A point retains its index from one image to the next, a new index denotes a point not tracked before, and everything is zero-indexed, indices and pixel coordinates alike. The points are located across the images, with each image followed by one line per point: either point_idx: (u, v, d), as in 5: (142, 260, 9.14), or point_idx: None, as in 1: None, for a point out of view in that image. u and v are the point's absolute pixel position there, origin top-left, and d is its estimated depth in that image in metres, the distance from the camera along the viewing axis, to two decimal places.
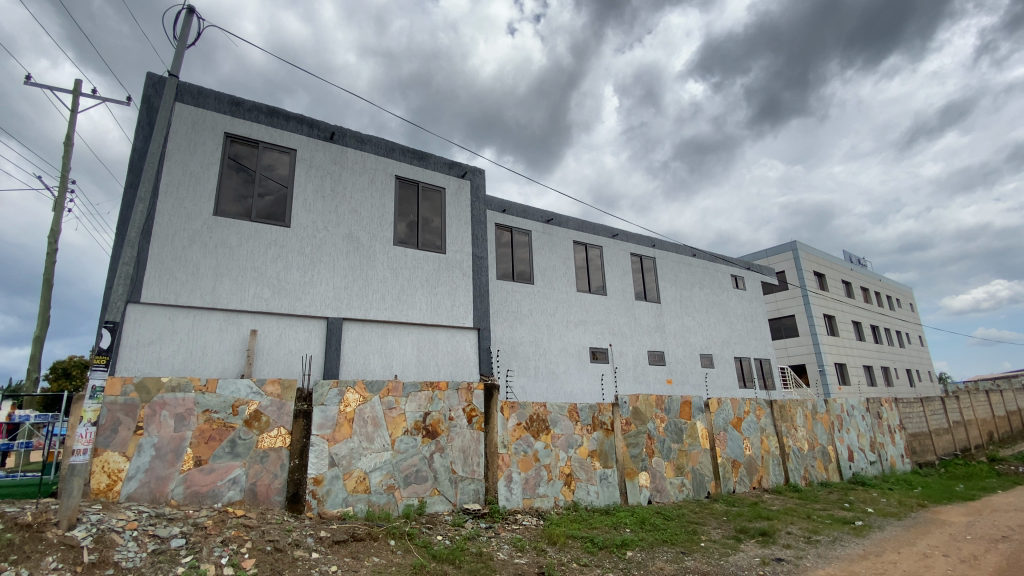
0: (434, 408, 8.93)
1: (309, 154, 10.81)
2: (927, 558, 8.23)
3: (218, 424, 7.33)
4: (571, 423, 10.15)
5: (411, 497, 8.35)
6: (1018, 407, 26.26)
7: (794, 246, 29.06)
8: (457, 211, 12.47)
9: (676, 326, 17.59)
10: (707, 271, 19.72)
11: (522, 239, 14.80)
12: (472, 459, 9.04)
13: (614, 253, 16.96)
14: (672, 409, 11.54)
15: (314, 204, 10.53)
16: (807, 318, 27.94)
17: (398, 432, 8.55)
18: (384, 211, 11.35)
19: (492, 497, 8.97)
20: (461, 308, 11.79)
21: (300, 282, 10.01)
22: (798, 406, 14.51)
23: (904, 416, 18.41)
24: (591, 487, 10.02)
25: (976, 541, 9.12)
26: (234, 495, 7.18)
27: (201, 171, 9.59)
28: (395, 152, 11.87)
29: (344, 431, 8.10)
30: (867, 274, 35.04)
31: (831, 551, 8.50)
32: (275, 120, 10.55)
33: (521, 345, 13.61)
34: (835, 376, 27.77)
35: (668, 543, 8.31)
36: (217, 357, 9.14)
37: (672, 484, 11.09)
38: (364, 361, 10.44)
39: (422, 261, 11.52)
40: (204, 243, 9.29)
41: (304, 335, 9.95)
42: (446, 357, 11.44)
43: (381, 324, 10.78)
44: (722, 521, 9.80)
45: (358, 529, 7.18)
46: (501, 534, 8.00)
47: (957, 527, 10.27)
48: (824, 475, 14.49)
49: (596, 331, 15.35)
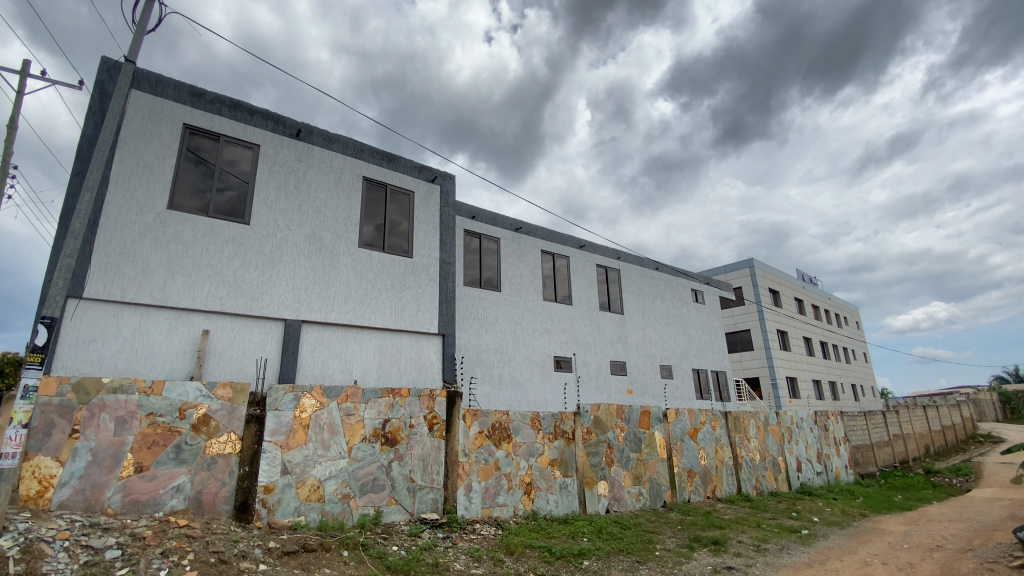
0: (394, 415, 8.76)
1: (273, 150, 10.50)
2: (867, 566, 8.63)
3: (162, 429, 6.96)
4: (533, 431, 10.16)
5: (366, 506, 8.14)
6: (951, 421, 27.94)
7: (751, 264, 30.19)
8: (426, 215, 12.36)
9: (638, 337, 17.93)
10: (669, 284, 20.24)
11: (490, 246, 14.80)
12: (431, 468, 8.91)
13: (580, 264, 17.18)
14: (631, 419, 11.73)
15: (276, 202, 10.23)
16: (761, 333, 29.02)
17: (355, 439, 8.33)
18: (350, 212, 11.13)
19: (449, 507, 8.85)
20: (425, 314, 11.65)
21: (258, 281, 9.68)
22: (751, 418, 15.00)
23: (848, 428, 19.33)
24: (551, 496, 10.03)
25: (913, 550, 9.62)
26: (177, 504, 6.83)
27: (156, 163, 9.16)
28: (363, 152, 11.67)
29: (298, 438, 7.83)
30: (818, 293, 36.73)
31: (779, 559, 8.79)
32: (238, 114, 10.21)
33: (486, 352, 13.54)
34: (787, 390, 28.90)
35: (624, 552, 8.41)
36: (164, 357, 8.70)
37: (630, 493, 11.23)
38: (322, 366, 10.15)
39: (387, 265, 11.34)
40: (156, 238, 8.87)
41: (260, 337, 9.61)
42: (408, 363, 11.24)
43: (342, 328, 10.52)
44: (676, 530, 9.99)
45: (309, 539, 6.93)
46: (458, 544, 7.90)
47: (895, 535, 10.83)
48: (773, 485, 15.00)
49: (560, 340, 15.47)
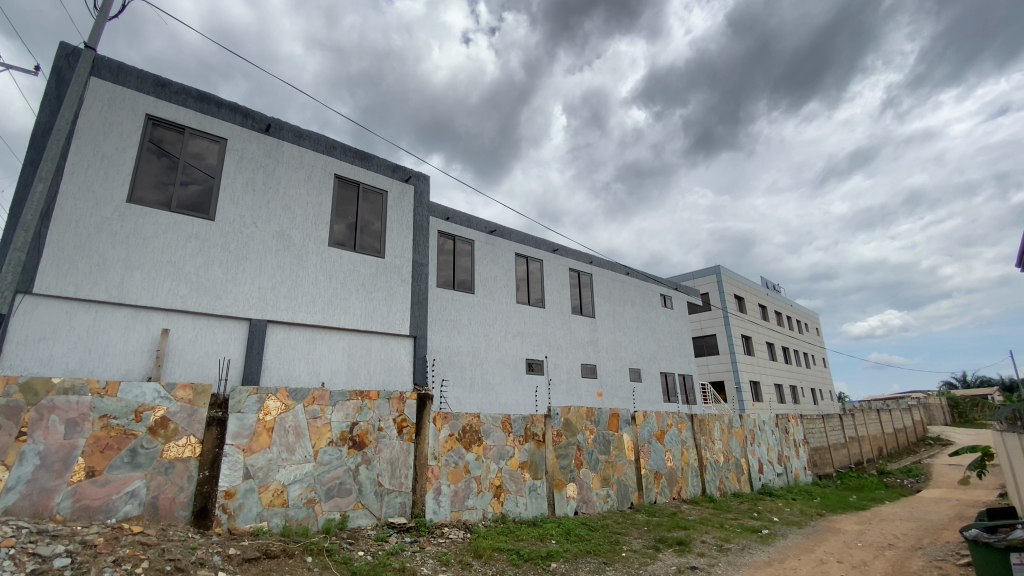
0: (363, 418, 8.63)
1: (240, 144, 10.22)
2: (823, 564, 8.94)
3: (117, 431, 6.67)
4: (504, 434, 10.17)
5: (332, 511, 7.97)
6: (903, 425, 29.29)
7: (717, 270, 31.01)
8: (399, 215, 12.22)
9: (608, 341, 18.17)
10: (639, 289, 20.60)
11: (463, 248, 14.75)
12: (399, 472, 8.79)
13: (553, 268, 17.31)
14: (601, 421, 11.88)
15: (242, 198, 9.96)
16: (727, 338, 29.82)
17: (321, 442, 8.16)
18: (321, 210, 10.92)
19: (418, 511, 8.76)
20: (396, 315, 11.51)
21: (222, 279, 9.39)
22: (716, 421, 15.41)
23: (807, 431, 20.04)
24: (520, 499, 10.05)
25: (866, 548, 10.04)
26: (131, 510, 6.55)
27: (116, 154, 8.79)
28: (336, 149, 11.48)
29: (261, 441, 7.62)
30: (780, 300, 38.03)
31: (741, 559, 9.04)
32: (205, 106, 9.90)
33: (457, 354, 13.47)
34: (750, 393, 29.76)
35: (591, 554, 8.49)
36: (120, 357, 8.33)
37: (598, 495, 11.34)
38: (288, 367, 9.91)
39: (358, 265, 11.17)
40: (114, 232, 8.50)
41: (223, 337, 9.32)
42: (378, 365, 11.07)
43: (309, 328, 10.30)
44: (643, 531, 10.16)
45: (271, 545, 6.75)
46: (426, 548, 7.82)
47: (850, 534, 11.28)
48: (736, 486, 15.42)
49: (532, 343, 15.53)
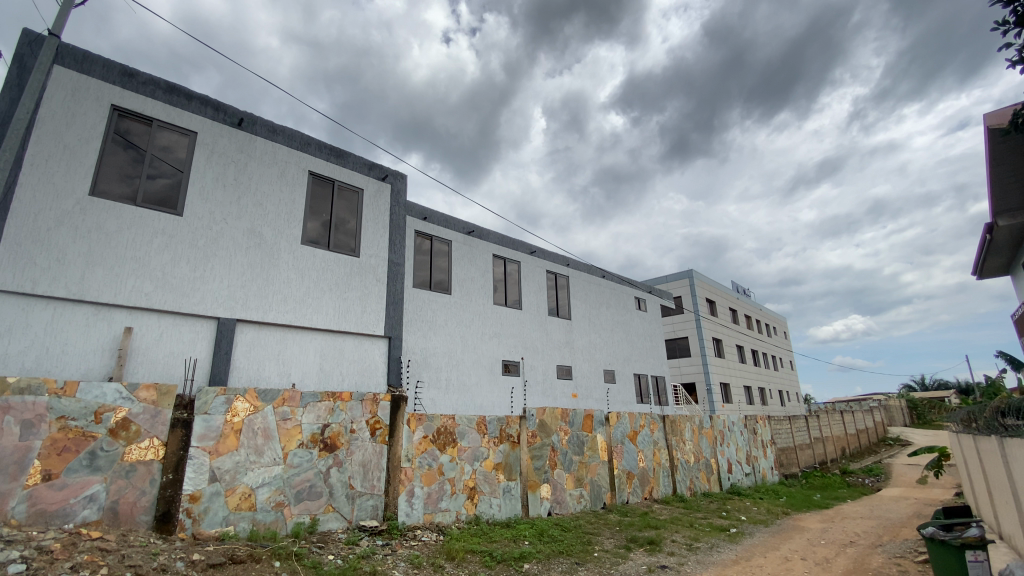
0: (334, 420, 8.50)
1: (211, 138, 9.95)
2: (788, 562, 9.20)
3: (74, 434, 6.40)
4: (478, 435, 10.15)
5: (301, 514, 7.82)
6: (865, 425, 30.39)
7: (690, 274, 31.63)
8: (375, 214, 12.08)
9: (584, 343, 18.33)
10: (614, 292, 20.85)
11: (441, 248, 14.66)
12: (372, 474, 8.68)
13: (531, 269, 17.37)
14: (575, 422, 11.98)
15: (212, 193, 9.69)
16: (699, 341, 30.42)
17: (291, 445, 8.00)
18: (294, 207, 10.71)
19: (390, 513, 8.66)
20: (371, 315, 11.38)
21: (190, 277, 9.12)
22: (687, 422, 15.70)
23: (775, 432, 20.61)
24: (494, 500, 10.04)
25: (829, 545, 10.38)
26: (89, 515, 6.29)
27: (79, 145, 8.45)
28: (311, 146, 11.27)
29: (229, 443, 7.43)
30: (751, 304, 39.02)
31: (709, 557, 9.23)
32: (174, 98, 9.61)
33: (433, 355, 13.38)
34: (721, 395, 30.42)
35: (564, 554, 8.54)
36: (79, 356, 7.99)
37: (571, 496, 11.42)
38: (258, 367, 9.68)
39: (332, 263, 11.00)
40: (75, 226, 8.17)
41: (189, 336, 9.05)
42: (351, 366, 10.91)
43: (280, 328, 10.09)
44: (615, 531, 10.28)
45: (237, 550, 6.58)
46: (398, 551, 7.74)
47: (813, 532, 11.64)
48: (706, 485, 15.73)
49: (509, 344, 15.55)
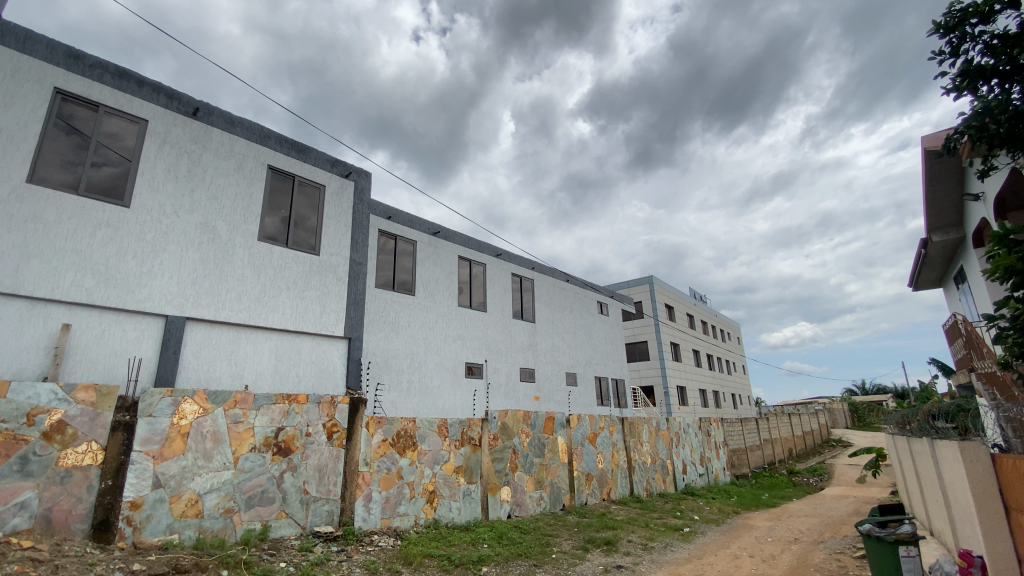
0: (289, 423, 8.25)
1: (163, 127, 9.49)
2: (737, 559, 9.55)
3: (4, 437, 5.97)
4: (439, 438, 10.08)
5: (252, 521, 7.54)
6: (811, 428, 31.94)
7: (650, 280, 32.48)
8: (337, 211, 11.80)
9: (547, 346, 18.49)
10: (578, 296, 21.16)
11: (405, 248, 14.48)
12: (328, 479, 8.46)
13: (496, 272, 17.39)
14: (537, 425, 12.07)
15: (163, 185, 9.25)
16: (657, 345, 31.23)
17: (242, 449, 7.70)
18: (251, 202, 10.35)
19: (346, 519, 8.47)
20: (331, 316, 11.11)
21: (136, 272, 8.67)
22: (645, 424, 16.07)
23: (727, 433, 21.38)
24: (454, 504, 9.98)
25: (775, 543, 10.86)
26: (19, 523, 5.88)
27: (16, 129, 7.91)
28: (271, 139, 10.93)
29: (175, 447, 7.10)
30: (707, 310, 40.40)
31: (663, 556, 9.49)
32: (125, 84, 9.12)
33: (395, 357, 13.18)
34: (677, 398, 31.31)
35: (522, 556, 8.59)
36: (10, 354, 7.44)
37: (531, 498, 11.49)
38: (208, 368, 9.28)
39: (290, 261, 10.68)
40: (9, 215, 7.64)
41: (134, 335, 8.59)
42: (308, 368, 10.61)
43: (234, 328, 9.72)
44: (573, 533, 10.42)
45: (181, 559, 6.28)
46: (354, 557, 7.58)
47: (761, 530, 12.15)
48: (662, 486, 16.15)
49: (472, 346, 15.51)
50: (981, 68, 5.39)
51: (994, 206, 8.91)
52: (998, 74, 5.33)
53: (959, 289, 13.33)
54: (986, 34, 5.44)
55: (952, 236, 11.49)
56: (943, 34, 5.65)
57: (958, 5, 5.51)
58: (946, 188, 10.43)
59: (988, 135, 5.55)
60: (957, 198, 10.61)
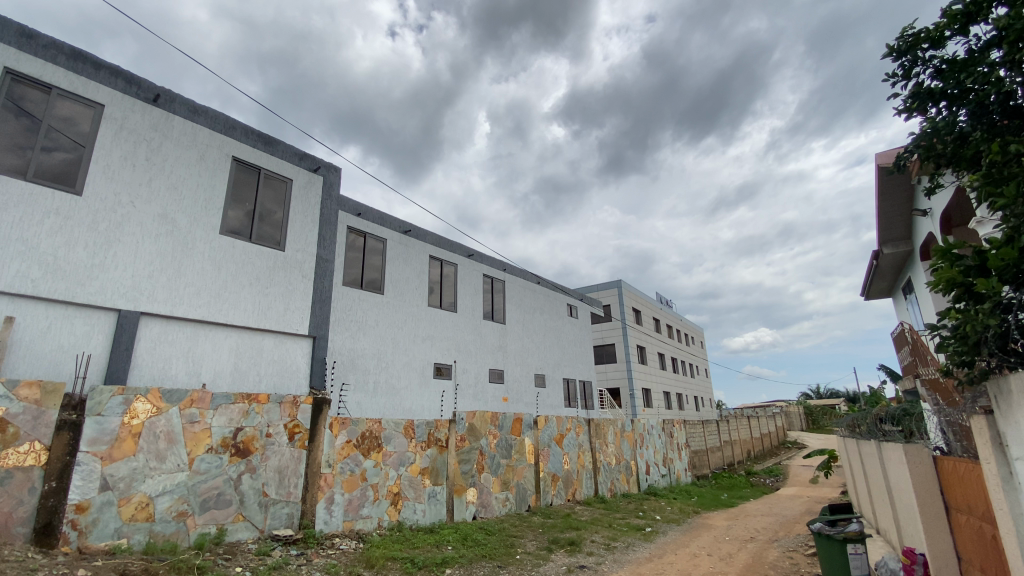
0: (249, 424, 7.99)
1: (121, 113, 9.07)
2: (696, 558, 9.81)
3: None
4: (405, 439, 9.98)
5: (206, 524, 7.27)
6: (768, 430, 33.11)
7: (619, 284, 33.01)
8: (304, 206, 11.50)
9: (517, 347, 18.54)
10: (548, 298, 21.32)
11: (374, 246, 14.27)
12: (288, 481, 8.24)
13: (467, 273, 17.34)
14: (504, 426, 12.10)
15: (119, 173, 8.84)
16: (624, 348, 31.76)
17: (198, 450, 7.42)
18: (213, 194, 10.00)
19: (306, 522, 8.27)
20: (295, 313, 10.84)
21: (87, 263, 8.26)
22: (610, 425, 16.32)
23: (689, 435, 21.94)
24: (418, 506, 9.89)
25: (733, 541, 11.21)
26: None
27: None
28: (237, 130, 10.58)
29: (125, 448, 6.79)
30: (673, 314, 41.37)
31: (624, 556, 9.66)
32: (80, 66, 8.68)
33: (361, 357, 12.96)
34: (642, 400, 31.92)
35: (486, 558, 8.58)
36: None
37: (497, 499, 11.49)
38: (163, 365, 8.92)
39: (254, 256, 10.37)
40: None
41: (83, 329, 8.17)
42: (270, 366, 10.32)
43: (192, 324, 9.37)
44: (538, 533, 10.48)
45: (130, 564, 6.01)
46: (314, 560, 7.40)
47: (719, 529, 12.53)
48: (626, 487, 16.43)
49: (441, 347, 15.41)
50: (931, 91, 5.70)
51: (941, 222, 9.47)
52: (945, 98, 5.63)
53: (906, 299, 14.07)
54: (936, 58, 5.75)
55: (902, 249, 12.16)
56: (896, 57, 5.96)
57: (910, 30, 5.82)
58: (898, 203, 11.00)
59: (935, 155, 5.89)
60: (907, 213, 11.23)
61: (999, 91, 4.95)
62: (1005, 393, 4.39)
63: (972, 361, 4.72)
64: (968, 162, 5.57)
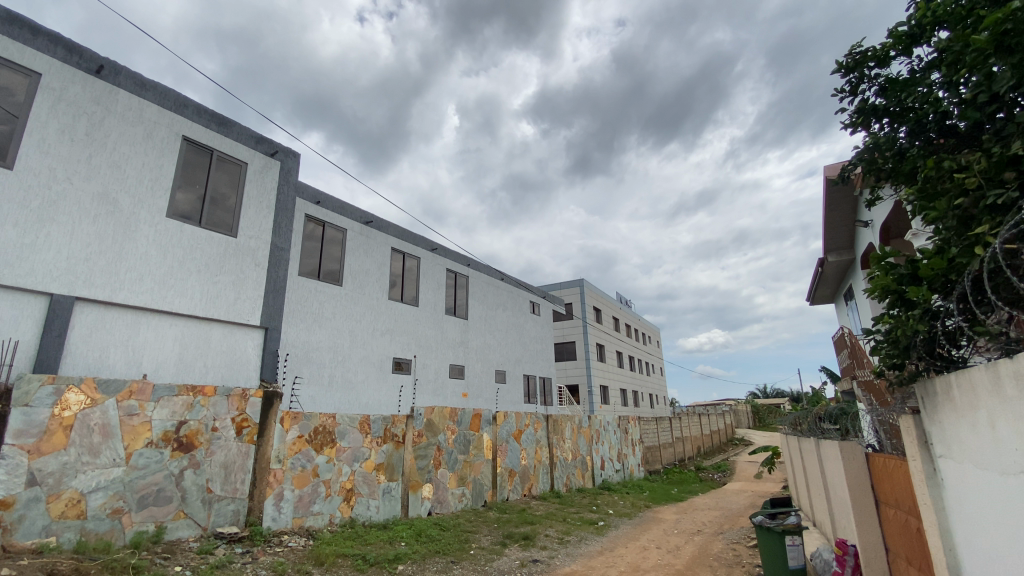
0: (193, 417, 7.63)
1: (60, 84, 8.44)
2: (645, 550, 10.13)
3: None
4: (360, 435, 9.78)
5: (144, 522, 6.91)
6: (718, 427, 34.45)
7: (581, 284, 33.48)
8: (259, 191, 11.04)
9: (478, 343, 18.50)
10: (511, 295, 21.36)
11: (334, 236, 13.89)
12: (234, 476, 7.93)
13: (430, 266, 17.14)
14: (463, 421, 12.06)
15: (56, 147, 8.23)
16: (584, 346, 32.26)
17: (137, 444, 7.03)
18: (160, 175, 9.46)
19: (253, 519, 7.99)
20: (247, 303, 10.42)
21: (16, 243, 7.66)
22: (568, 421, 16.55)
23: (643, 432, 22.53)
24: (372, 502, 9.74)
25: (681, 534, 11.62)
26: None
27: None
28: (188, 108, 10.04)
29: (55, 441, 6.37)
30: (632, 314, 42.35)
31: (577, 549, 9.82)
32: (14, 30, 8.01)
33: (317, 350, 12.61)
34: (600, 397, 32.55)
35: (440, 553, 8.54)
36: None
37: (453, 494, 11.44)
38: (100, 355, 8.41)
39: (204, 242, 9.89)
40: None
41: (10, 314, 7.57)
42: (218, 357, 9.88)
43: (134, 311, 8.87)
44: (493, 529, 10.50)
45: (58, 563, 5.65)
46: (259, 558, 7.16)
47: (668, 522, 12.96)
48: (581, 482, 16.72)
49: (401, 341, 15.17)
50: (875, 108, 6.05)
51: (881, 233, 10.06)
52: (888, 115, 5.99)
53: (847, 305, 14.90)
54: (881, 77, 6.10)
55: (845, 257, 12.85)
56: (845, 74, 6.28)
57: (858, 49, 6.16)
58: (843, 213, 11.61)
59: (876, 169, 6.26)
60: (851, 224, 11.87)
61: (936, 109, 5.28)
62: (931, 394, 4.72)
63: (902, 364, 5.05)
64: (905, 177, 5.94)
